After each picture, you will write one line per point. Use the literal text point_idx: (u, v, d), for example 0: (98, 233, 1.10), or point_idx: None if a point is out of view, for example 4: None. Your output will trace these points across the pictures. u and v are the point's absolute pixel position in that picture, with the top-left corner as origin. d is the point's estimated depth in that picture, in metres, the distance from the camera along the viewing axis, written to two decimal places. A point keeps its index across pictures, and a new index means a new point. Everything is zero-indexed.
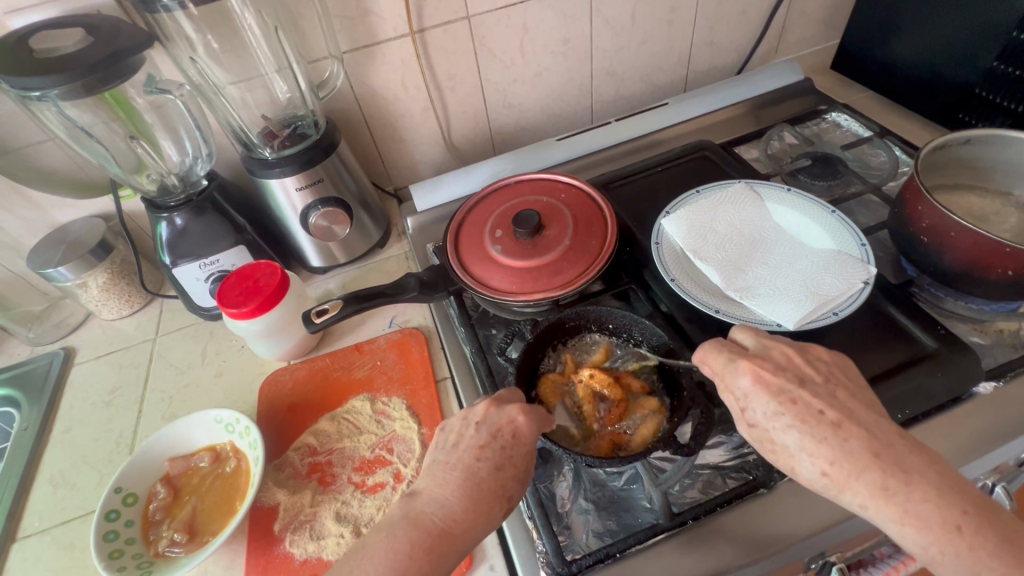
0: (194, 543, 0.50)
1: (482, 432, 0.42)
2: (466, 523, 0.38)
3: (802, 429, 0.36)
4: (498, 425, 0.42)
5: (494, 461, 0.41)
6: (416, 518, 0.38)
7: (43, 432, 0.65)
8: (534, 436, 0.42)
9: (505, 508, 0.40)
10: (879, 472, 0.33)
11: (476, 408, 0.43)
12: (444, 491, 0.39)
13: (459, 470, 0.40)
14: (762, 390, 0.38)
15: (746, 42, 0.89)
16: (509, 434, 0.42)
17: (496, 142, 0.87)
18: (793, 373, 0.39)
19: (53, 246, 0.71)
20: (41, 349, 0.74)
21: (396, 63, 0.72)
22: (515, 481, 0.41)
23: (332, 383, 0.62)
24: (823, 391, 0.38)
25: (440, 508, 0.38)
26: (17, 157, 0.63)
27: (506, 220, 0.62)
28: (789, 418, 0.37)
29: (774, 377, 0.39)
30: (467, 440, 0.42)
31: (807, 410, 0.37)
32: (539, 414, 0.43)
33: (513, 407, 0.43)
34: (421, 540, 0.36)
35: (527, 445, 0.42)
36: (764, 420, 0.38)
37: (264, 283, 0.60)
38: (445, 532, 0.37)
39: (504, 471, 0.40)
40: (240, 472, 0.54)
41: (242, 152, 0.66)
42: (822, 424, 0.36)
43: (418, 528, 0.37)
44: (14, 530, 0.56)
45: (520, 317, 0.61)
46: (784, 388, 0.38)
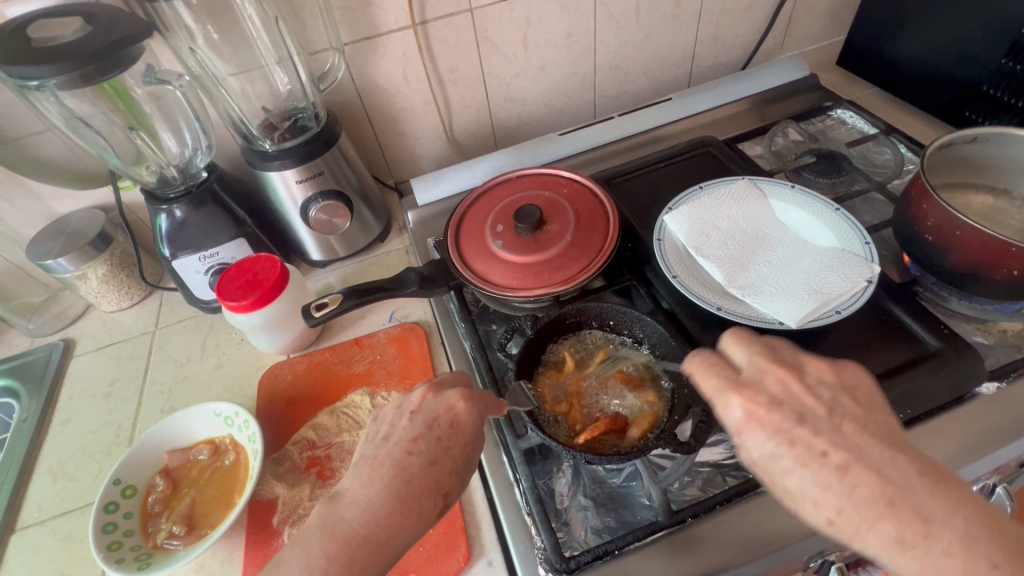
0: (193, 535, 0.50)
1: (416, 423, 0.41)
2: (392, 527, 0.36)
3: (804, 475, 0.31)
4: (435, 414, 0.42)
5: (426, 455, 0.40)
6: (334, 525, 0.36)
7: (42, 424, 0.65)
8: (474, 422, 0.42)
9: (441, 505, 0.39)
10: (895, 524, 0.29)
11: (412, 398, 0.43)
12: (369, 491, 0.38)
13: (387, 467, 0.39)
14: (756, 425, 0.33)
15: (752, 37, 0.88)
16: (446, 424, 0.41)
17: (497, 137, 0.87)
18: (792, 408, 0.34)
19: (52, 237, 0.70)
20: (41, 340, 0.74)
21: (397, 55, 0.72)
22: (450, 475, 0.40)
23: (332, 377, 0.61)
24: (826, 427, 0.32)
25: (362, 512, 0.37)
26: (16, 147, 0.62)
27: (507, 215, 0.61)
28: (790, 462, 0.32)
29: (769, 413, 0.34)
30: (400, 433, 0.41)
31: (810, 453, 0.32)
32: (484, 402, 0.43)
33: (453, 394, 0.43)
34: (343, 550, 0.35)
35: (466, 434, 0.41)
36: (762, 459, 0.33)
37: (263, 276, 0.59)
38: (366, 540, 0.36)
39: (437, 466, 0.39)
40: (239, 465, 0.54)
41: (242, 144, 0.66)
42: (827, 471, 0.31)
43: (337, 537, 0.36)
44: (13, 520, 0.56)
45: (521, 313, 0.60)
46: (781, 425, 0.33)
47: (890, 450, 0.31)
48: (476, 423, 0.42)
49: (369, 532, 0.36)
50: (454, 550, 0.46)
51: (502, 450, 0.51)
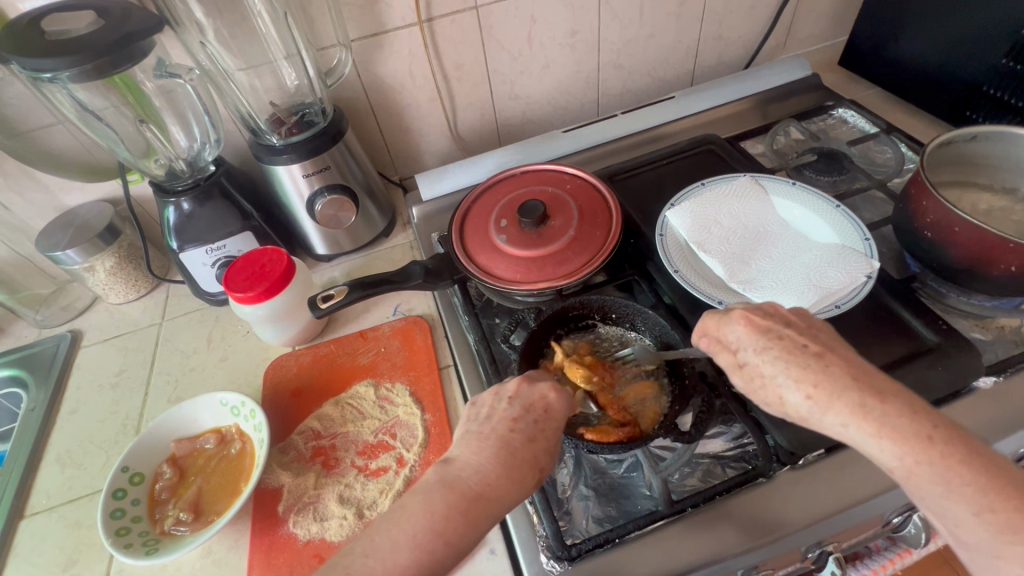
0: (200, 522, 0.50)
1: (515, 406, 0.42)
2: (501, 489, 0.37)
3: (788, 361, 0.37)
4: (531, 399, 0.43)
5: (526, 432, 0.40)
6: (452, 482, 0.37)
7: (50, 413, 0.65)
8: (566, 411, 0.43)
9: (539, 479, 0.39)
10: (859, 392, 0.33)
11: (508, 384, 0.44)
12: (479, 457, 0.39)
13: (492, 440, 0.40)
14: (755, 332, 0.40)
15: (754, 37, 0.88)
16: (541, 408, 0.42)
17: (501, 134, 0.87)
18: (781, 320, 0.40)
19: (61, 229, 0.71)
20: (49, 331, 0.75)
21: (404, 52, 0.73)
22: (547, 453, 0.40)
23: (337, 369, 0.62)
24: (806, 332, 0.39)
25: (475, 473, 0.38)
26: (27, 139, 0.63)
27: (511, 210, 0.62)
28: (776, 353, 0.38)
29: (762, 321, 0.40)
30: (501, 412, 0.42)
31: (793, 345, 0.38)
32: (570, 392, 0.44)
33: (546, 384, 0.44)
34: (459, 501, 0.36)
35: (559, 420, 0.42)
36: (755, 362, 0.39)
37: (270, 268, 0.60)
38: (478, 496, 0.36)
39: (536, 444, 0.40)
40: (245, 454, 0.55)
41: (250, 139, 0.67)
42: (807, 355, 0.37)
43: (454, 491, 0.36)
44: (22, 507, 0.57)
45: (524, 306, 0.61)
46: (772, 328, 0.39)
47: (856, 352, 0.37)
48: (566, 411, 0.43)
49: (482, 488, 0.36)
50: None
51: None
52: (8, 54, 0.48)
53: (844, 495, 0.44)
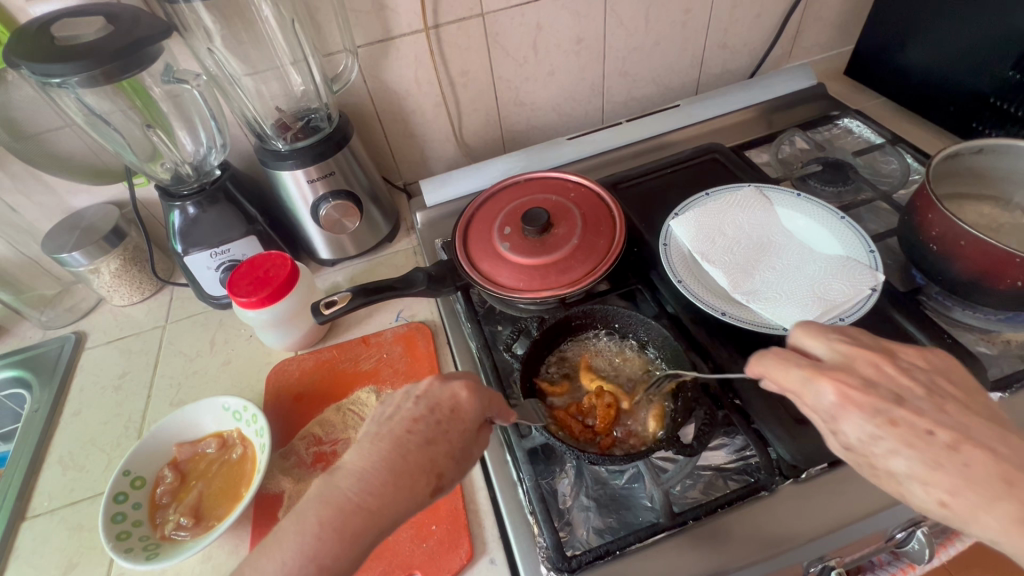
0: (200, 527, 0.50)
1: (419, 405, 0.42)
2: (386, 499, 0.37)
3: (911, 455, 0.32)
4: (437, 399, 0.42)
5: (423, 435, 0.40)
6: (330, 495, 0.36)
7: (53, 414, 0.66)
8: (474, 411, 0.42)
9: (436, 486, 0.39)
10: (1013, 502, 0.29)
11: (417, 383, 0.44)
12: (368, 464, 0.38)
13: (387, 443, 0.40)
14: (854, 408, 0.34)
15: (761, 45, 0.88)
16: (447, 409, 0.42)
17: (506, 140, 0.87)
18: (887, 389, 0.35)
19: (67, 231, 0.72)
20: (53, 332, 0.75)
21: (409, 58, 0.73)
22: (446, 457, 0.40)
23: (339, 374, 0.62)
24: (927, 406, 0.34)
25: (357, 483, 0.37)
26: (35, 142, 0.64)
27: (515, 218, 0.62)
28: (892, 443, 0.33)
29: (866, 396, 0.34)
30: (403, 414, 0.42)
31: (914, 432, 0.33)
32: (487, 395, 0.44)
33: (458, 382, 0.43)
34: (333, 518, 0.35)
35: (465, 421, 0.42)
36: (862, 442, 0.34)
37: (274, 273, 0.60)
38: (359, 509, 0.36)
39: (435, 446, 0.40)
40: (246, 459, 0.55)
41: (256, 143, 0.67)
42: (935, 448, 0.32)
43: (331, 506, 0.36)
44: (23, 508, 0.57)
45: (527, 314, 0.61)
46: (879, 406, 0.34)
47: (997, 429, 0.32)
48: (474, 415, 0.42)
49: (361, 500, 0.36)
50: (457, 547, 0.47)
51: (506, 448, 0.51)
52: (18, 59, 0.49)
53: (848, 510, 0.44)
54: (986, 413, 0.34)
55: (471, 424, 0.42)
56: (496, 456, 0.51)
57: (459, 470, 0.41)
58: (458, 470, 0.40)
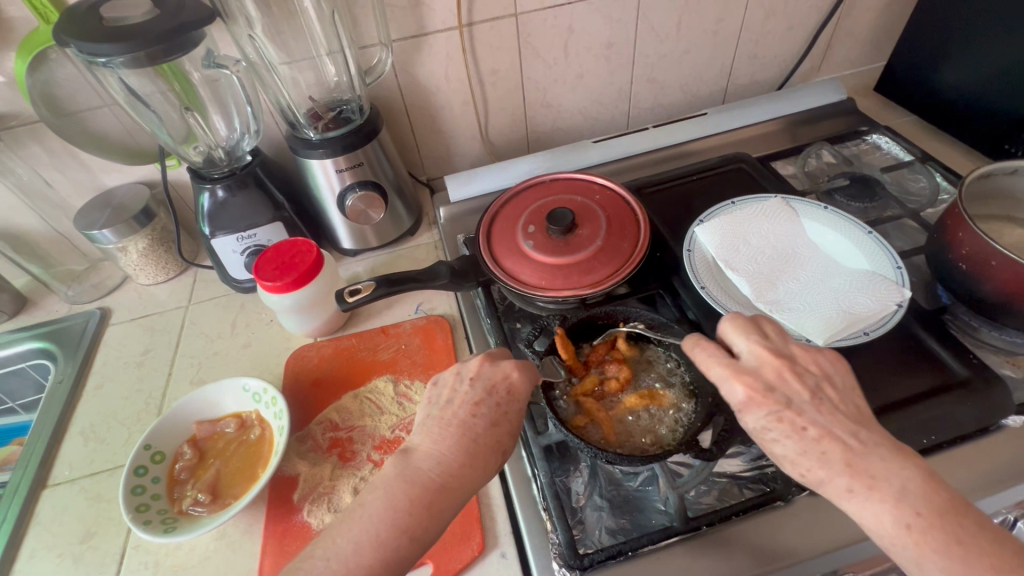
0: (217, 504, 0.51)
1: (476, 389, 0.44)
2: (462, 478, 0.40)
3: (789, 445, 0.38)
4: (492, 381, 0.45)
5: (488, 417, 0.43)
6: (412, 476, 0.39)
7: (77, 386, 0.67)
8: (527, 391, 0.45)
9: (500, 462, 0.42)
10: (848, 478, 0.35)
11: (470, 365, 0.46)
12: (440, 447, 0.41)
13: (454, 426, 0.42)
14: (754, 405, 0.39)
15: (791, 58, 0.88)
16: (503, 390, 0.44)
17: (531, 141, 0.88)
18: (782, 393, 0.39)
19: (100, 209, 0.73)
20: (79, 307, 0.77)
21: (441, 55, 0.74)
22: (508, 436, 0.43)
23: (357, 362, 0.63)
24: (809, 408, 0.38)
25: (437, 464, 0.40)
26: (73, 120, 0.65)
27: (540, 217, 0.62)
28: (777, 433, 0.38)
29: (765, 397, 0.39)
30: (462, 397, 0.44)
31: (793, 427, 0.38)
32: (533, 369, 0.46)
33: (508, 364, 0.46)
34: (420, 495, 0.38)
35: (519, 400, 0.44)
36: (757, 430, 0.39)
37: (299, 260, 0.61)
38: (441, 487, 0.39)
39: (497, 428, 0.42)
40: (264, 441, 0.56)
41: (288, 131, 0.68)
42: (805, 440, 0.37)
43: (416, 484, 0.39)
44: (44, 477, 0.58)
45: (546, 313, 0.61)
46: (773, 405, 0.38)
47: (856, 426, 0.37)
48: (528, 393, 0.45)
49: (445, 478, 0.39)
50: (469, 539, 0.47)
51: (520, 444, 0.51)
52: (68, 38, 0.50)
53: (863, 526, 0.43)
54: (857, 415, 0.38)
55: (526, 402, 0.45)
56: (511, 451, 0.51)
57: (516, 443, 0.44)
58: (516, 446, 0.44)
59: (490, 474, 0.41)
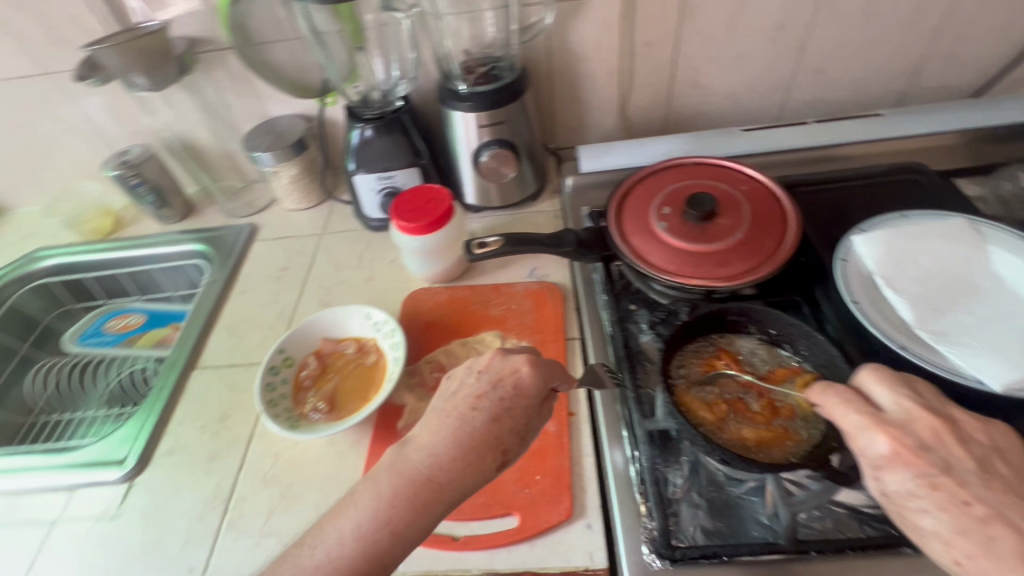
0: (333, 415, 0.56)
1: (482, 382, 0.43)
2: (453, 473, 0.39)
3: (940, 517, 0.34)
4: (501, 373, 0.43)
5: (488, 412, 0.41)
6: (400, 468, 0.39)
7: (226, 288, 0.76)
8: (534, 388, 0.43)
9: (499, 461, 0.40)
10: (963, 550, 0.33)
11: (481, 357, 0.45)
12: (434, 440, 0.40)
13: (452, 419, 0.41)
14: (899, 463, 0.35)
15: (998, 62, 0.76)
16: (510, 385, 0.43)
17: (669, 122, 0.84)
18: (937, 455, 0.35)
19: (264, 134, 0.81)
20: (234, 220, 0.87)
21: (597, 21, 0.72)
22: (510, 433, 0.41)
23: (468, 313, 0.65)
24: (973, 480, 0.34)
25: (426, 458, 0.40)
26: (258, 50, 0.72)
27: (677, 200, 0.60)
28: (925, 502, 0.34)
29: (915, 457, 0.35)
30: (466, 390, 0.43)
31: (949, 497, 0.34)
32: (545, 370, 0.44)
33: (518, 358, 0.44)
34: (405, 490, 0.38)
35: (526, 398, 0.43)
36: (898, 494, 0.35)
37: (433, 206, 0.63)
38: (428, 481, 0.39)
39: (498, 423, 0.41)
40: (378, 367, 0.60)
41: (440, 80, 0.70)
42: (967, 517, 0.33)
43: (403, 477, 0.39)
44: (194, 359, 0.67)
45: (664, 299, 0.59)
46: (926, 469, 0.35)
47: None
48: (539, 392, 0.43)
49: (431, 474, 0.39)
50: (558, 502, 0.48)
51: (622, 423, 0.50)
52: None
53: None
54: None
55: (535, 401, 0.43)
56: (611, 429, 0.50)
57: (520, 445, 0.42)
58: (522, 446, 0.42)
59: (486, 475, 0.40)
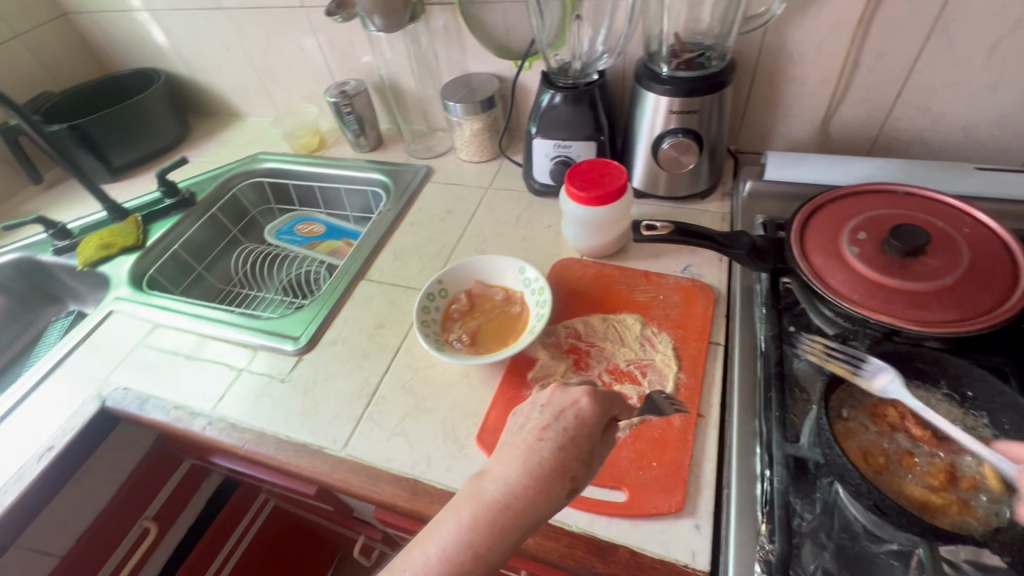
0: (473, 349, 0.61)
1: (543, 414, 0.39)
2: (528, 500, 0.35)
3: None
4: (561, 406, 0.39)
5: (555, 443, 0.37)
6: (476, 495, 0.35)
7: (398, 217, 0.85)
8: (600, 420, 0.38)
9: (572, 488, 0.36)
10: None
11: (541, 392, 0.41)
12: (505, 470, 0.36)
13: (521, 449, 0.37)
14: None
15: None
16: (574, 417, 0.38)
17: (878, 145, 0.75)
18: None
19: (461, 87, 0.88)
20: (414, 160, 0.96)
21: (828, 21, 0.66)
22: (582, 461, 0.37)
23: (613, 292, 0.66)
24: None
25: (501, 486, 0.35)
26: (478, 8, 0.78)
27: (876, 227, 0.54)
28: None
29: None
30: (528, 422, 0.39)
31: None
32: (609, 400, 0.40)
33: (580, 389, 0.40)
34: (483, 516, 0.34)
35: (596, 429, 0.38)
36: None
37: (607, 181, 0.64)
38: (502, 507, 0.35)
39: (568, 453, 0.37)
40: (520, 318, 0.63)
41: (642, 60, 0.71)
42: None
43: (479, 504, 0.35)
44: (364, 271, 0.77)
45: (829, 328, 0.54)
46: None
47: None
48: (602, 421, 0.39)
49: (506, 500, 0.35)
50: (670, 493, 0.48)
51: (756, 441, 0.49)
52: None
53: None
54: None
55: (601, 430, 0.38)
56: (744, 442, 0.49)
57: (592, 475, 0.38)
58: (591, 474, 0.38)
59: (559, 502, 0.36)
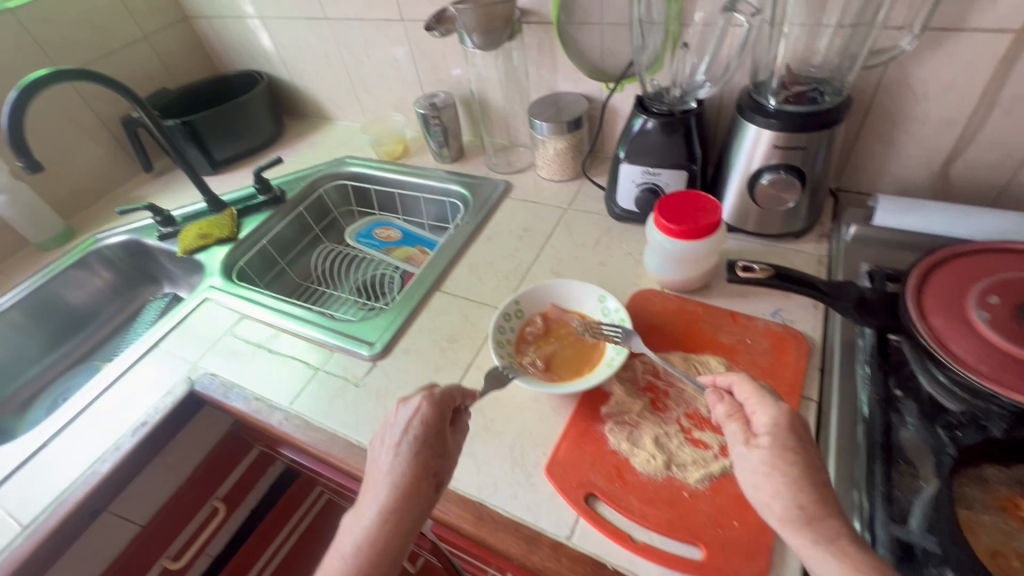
0: (547, 375, 0.60)
1: (403, 442, 0.45)
2: (404, 519, 0.42)
3: None
4: (410, 422, 0.46)
5: (407, 454, 0.45)
6: (366, 532, 0.42)
7: (476, 231, 0.85)
8: (436, 414, 0.47)
9: (436, 490, 0.45)
10: None
11: (390, 412, 0.48)
12: (381, 501, 0.43)
13: (392, 478, 0.44)
14: None
15: None
16: (417, 424, 0.46)
17: (1005, 194, 0.68)
18: None
19: (548, 106, 0.87)
20: (494, 174, 0.97)
21: (962, 58, 0.61)
22: (435, 460, 0.46)
23: (696, 329, 0.63)
24: None
25: (379, 517, 0.42)
26: (575, 29, 0.78)
27: (1013, 291, 0.48)
28: None
29: None
30: (390, 449, 0.45)
31: None
32: (442, 396, 0.48)
33: (418, 397, 0.47)
34: (370, 546, 0.41)
35: (431, 425, 0.46)
36: None
37: (701, 215, 0.62)
38: (386, 534, 0.42)
39: (426, 467, 0.45)
40: (597, 348, 0.62)
41: (747, 90, 0.67)
42: None
43: (366, 540, 0.42)
44: (439, 283, 0.78)
45: (953, 404, 0.48)
46: None
47: None
48: (441, 419, 0.47)
49: (385, 526, 0.42)
50: (753, 557, 0.44)
51: (857, 516, 0.44)
52: None
53: None
54: None
55: (441, 426, 0.47)
56: (842, 514, 0.45)
57: (450, 467, 0.47)
58: (448, 464, 0.47)
59: (429, 503, 0.44)
